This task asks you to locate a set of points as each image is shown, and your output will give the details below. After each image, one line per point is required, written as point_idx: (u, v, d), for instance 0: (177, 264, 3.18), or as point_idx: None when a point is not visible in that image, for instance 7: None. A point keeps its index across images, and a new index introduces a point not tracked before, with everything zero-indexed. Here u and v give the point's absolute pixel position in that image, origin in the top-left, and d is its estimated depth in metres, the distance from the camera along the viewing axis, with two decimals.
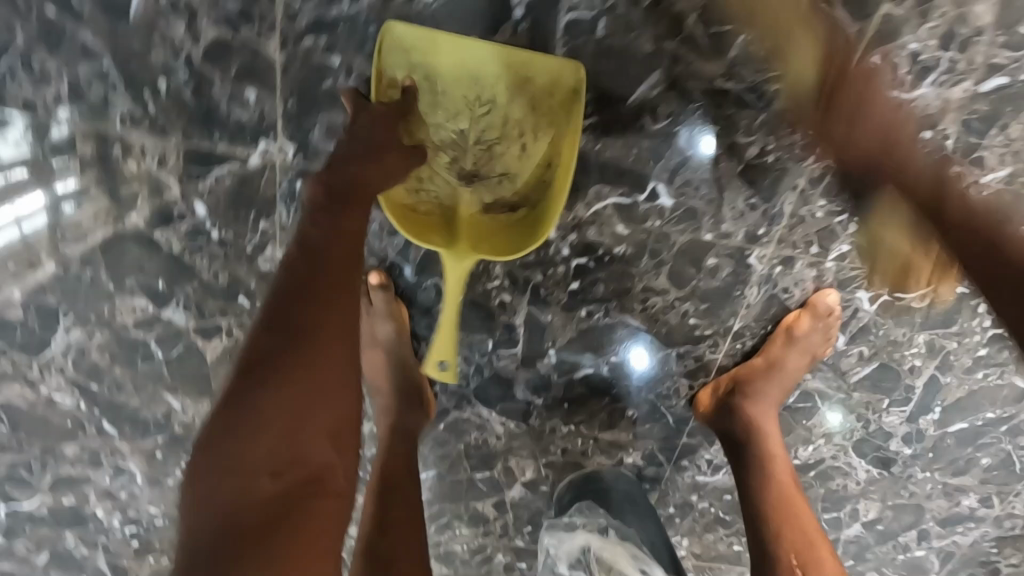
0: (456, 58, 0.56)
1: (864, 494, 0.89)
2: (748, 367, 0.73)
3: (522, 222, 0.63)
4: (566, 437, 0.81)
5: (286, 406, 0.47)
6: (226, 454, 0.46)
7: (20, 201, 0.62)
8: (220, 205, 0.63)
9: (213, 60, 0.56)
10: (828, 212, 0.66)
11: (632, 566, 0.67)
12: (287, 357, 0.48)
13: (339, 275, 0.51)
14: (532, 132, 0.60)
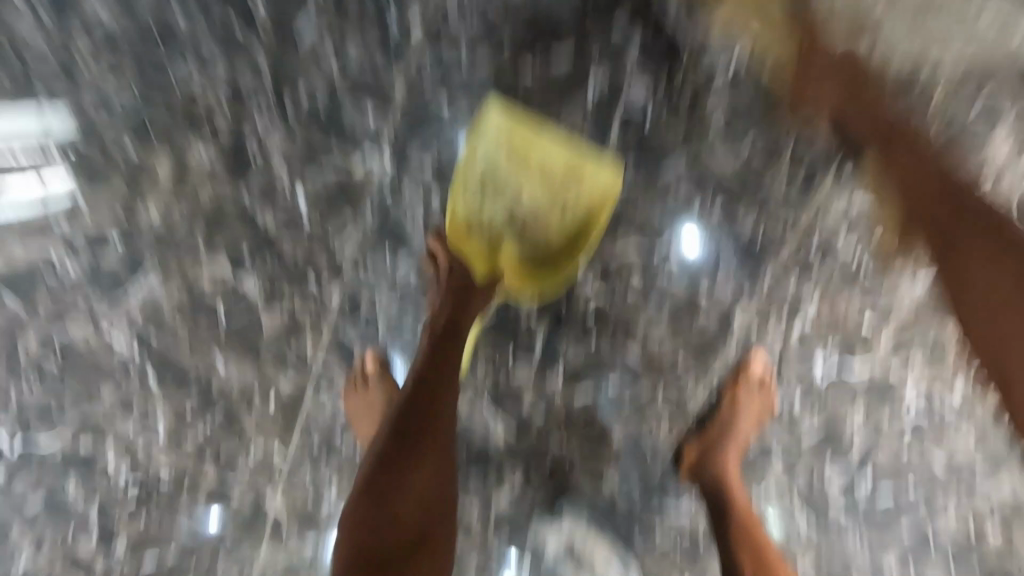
0: (533, 142, 0.76)
1: (812, 563, 0.93)
2: (708, 434, 0.87)
3: (548, 266, 0.81)
4: (556, 455, 0.91)
5: (407, 481, 0.68)
6: (360, 512, 0.67)
7: (46, 175, 0.74)
8: (322, 200, 0.77)
9: (355, 91, 0.75)
10: (796, 291, 0.82)
11: (601, 552, 0.93)
12: (402, 442, 0.69)
13: (440, 383, 0.72)
14: (572, 206, 0.78)
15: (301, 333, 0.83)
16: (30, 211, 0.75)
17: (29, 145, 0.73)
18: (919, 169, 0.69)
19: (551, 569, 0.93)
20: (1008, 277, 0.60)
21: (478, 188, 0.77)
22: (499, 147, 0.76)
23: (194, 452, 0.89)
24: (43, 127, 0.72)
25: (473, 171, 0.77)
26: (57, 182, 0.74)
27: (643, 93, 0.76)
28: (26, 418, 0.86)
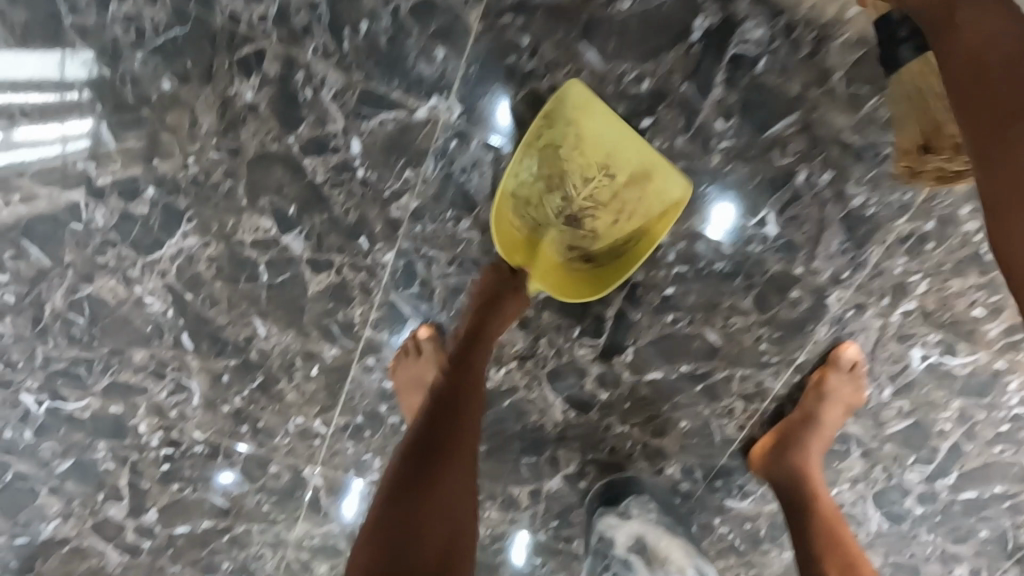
0: (606, 130, 0.67)
1: (869, 545, 0.94)
2: (790, 423, 0.80)
3: (588, 272, 0.75)
4: (616, 436, 0.85)
5: (437, 487, 0.63)
6: (384, 519, 0.60)
7: (70, 121, 0.66)
8: (375, 147, 0.67)
9: (416, 16, 0.62)
10: (906, 270, 0.73)
11: (689, 563, 0.68)
12: (432, 447, 0.65)
13: (467, 391, 0.69)
14: (629, 213, 0.71)
15: (349, 297, 0.75)
16: (45, 154, 0.67)
17: (42, 88, 0.65)
18: (989, 28, 0.50)
19: (623, 562, 0.70)
20: None
21: (540, 168, 0.70)
22: (570, 131, 0.67)
23: (231, 418, 0.83)
24: (58, 66, 0.64)
25: (532, 150, 0.68)
26: (78, 129, 0.66)
27: (761, 27, 0.61)
28: (52, 376, 0.80)
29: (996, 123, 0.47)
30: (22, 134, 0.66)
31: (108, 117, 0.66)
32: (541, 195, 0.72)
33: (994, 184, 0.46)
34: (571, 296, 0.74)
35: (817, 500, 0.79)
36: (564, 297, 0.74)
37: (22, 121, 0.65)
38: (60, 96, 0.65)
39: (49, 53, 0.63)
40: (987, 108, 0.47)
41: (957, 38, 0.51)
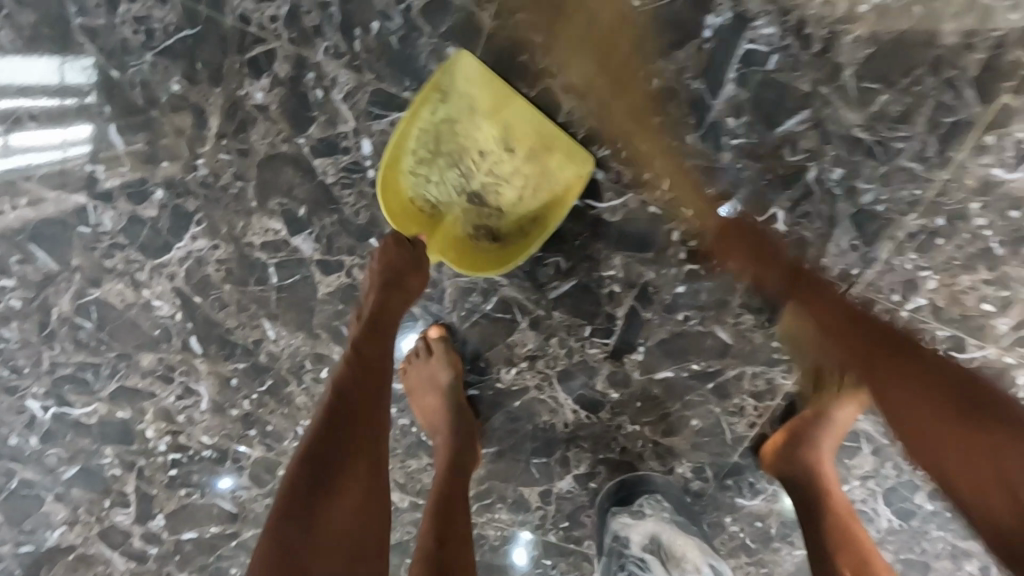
0: (497, 104, 0.64)
1: (881, 543, 0.94)
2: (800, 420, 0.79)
3: (491, 248, 0.71)
4: (626, 436, 0.85)
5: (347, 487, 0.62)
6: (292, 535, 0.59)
7: (72, 127, 0.66)
8: (387, 147, 0.67)
9: (429, 16, 0.62)
10: (916, 266, 0.73)
11: (702, 558, 0.68)
12: (335, 445, 0.63)
13: (370, 377, 0.66)
14: (532, 188, 0.68)
15: (359, 299, 0.75)
16: (45, 159, 0.67)
17: (46, 93, 0.65)
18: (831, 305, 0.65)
19: (639, 562, 0.68)
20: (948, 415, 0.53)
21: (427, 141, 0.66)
22: (462, 103, 0.64)
23: (239, 422, 0.83)
24: (59, 72, 0.64)
25: (426, 124, 0.65)
26: (79, 135, 0.67)
27: (771, 24, 0.62)
28: (59, 382, 0.79)
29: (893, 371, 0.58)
30: (26, 138, 0.67)
31: (117, 119, 0.66)
32: (438, 171, 0.68)
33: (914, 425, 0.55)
34: (470, 270, 0.71)
35: (830, 497, 0.78)
36: (461, 270, 0.71)
37: (28, 124, 0.66)
38: (62, 101, 0.65)
39: (51, 60, 0.64)
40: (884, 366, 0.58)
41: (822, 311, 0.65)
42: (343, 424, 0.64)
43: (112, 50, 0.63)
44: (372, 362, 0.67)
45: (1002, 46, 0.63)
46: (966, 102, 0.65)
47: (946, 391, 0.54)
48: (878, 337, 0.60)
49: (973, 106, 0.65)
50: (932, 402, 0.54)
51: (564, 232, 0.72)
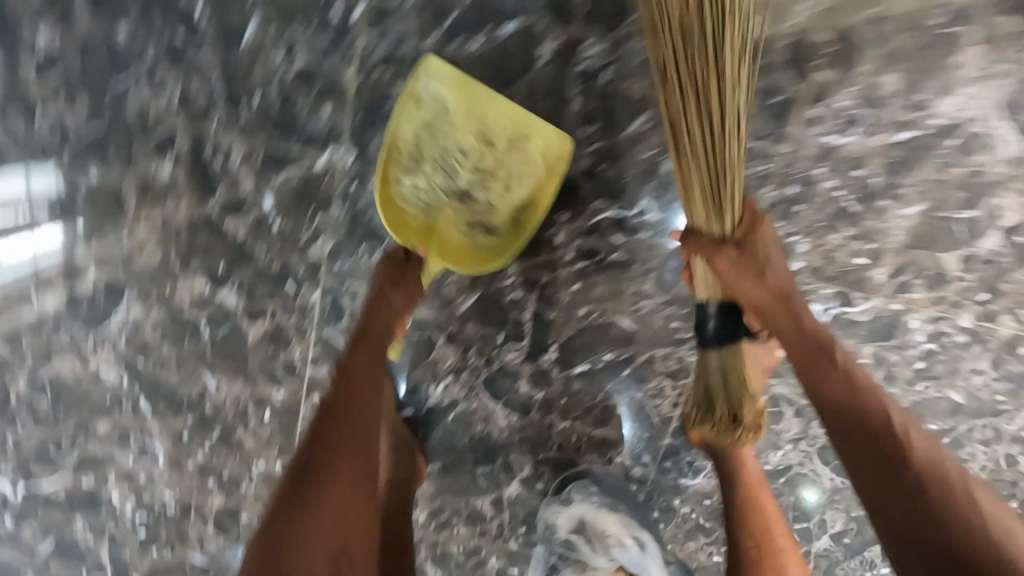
0: (474, 102, 0.70)
1: (831, 503, 0.97)
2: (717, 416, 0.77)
3: (489, 244, 0.77)
4: (561, 434, 0.89)
5: (330, 479, 0.62)
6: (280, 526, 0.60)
7: (41, 229, 0.75)
8: (286, 199, 0.75)
9: (301, 81, 0.70)
10: (785, 233, 0.80)
11: (620, 527, 0.85)
12: (321, 440, 0.64)
13: (363, 379, 0.67)
14: (517, 179, 0.74)
15: (287, 339, 0.81)
16: (22, 262, 0.76)
17: (12, 203, 0.74)
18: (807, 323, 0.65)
19: (566, 542, 0.86)
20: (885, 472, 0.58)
21: (415, 145, 0.72)
22: (436, 105, 0.70)
23: (197, 474, 0.88)
24: (24, 184, 0.73)
25: (407, 135, 0.72)
26: (48, 249, 0.76)
27: (599, 43, 0.70)
28: (25, 461, 0.85)
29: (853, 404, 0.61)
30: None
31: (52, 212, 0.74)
32: (423, 178, 0.74)
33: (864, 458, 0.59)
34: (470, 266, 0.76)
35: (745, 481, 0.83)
36: (462, 269, 0.76)
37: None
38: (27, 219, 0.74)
39: (19, 186, 0.73)
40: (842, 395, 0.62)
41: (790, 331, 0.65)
42: (334, 422, 0.65)
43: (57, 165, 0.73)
44: (358, 377, 0.67)
45: (802, 34, 0.72)
46: (784, 84, 0.74)
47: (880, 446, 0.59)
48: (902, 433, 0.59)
49: (792, 86, 0.74)
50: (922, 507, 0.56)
51: None
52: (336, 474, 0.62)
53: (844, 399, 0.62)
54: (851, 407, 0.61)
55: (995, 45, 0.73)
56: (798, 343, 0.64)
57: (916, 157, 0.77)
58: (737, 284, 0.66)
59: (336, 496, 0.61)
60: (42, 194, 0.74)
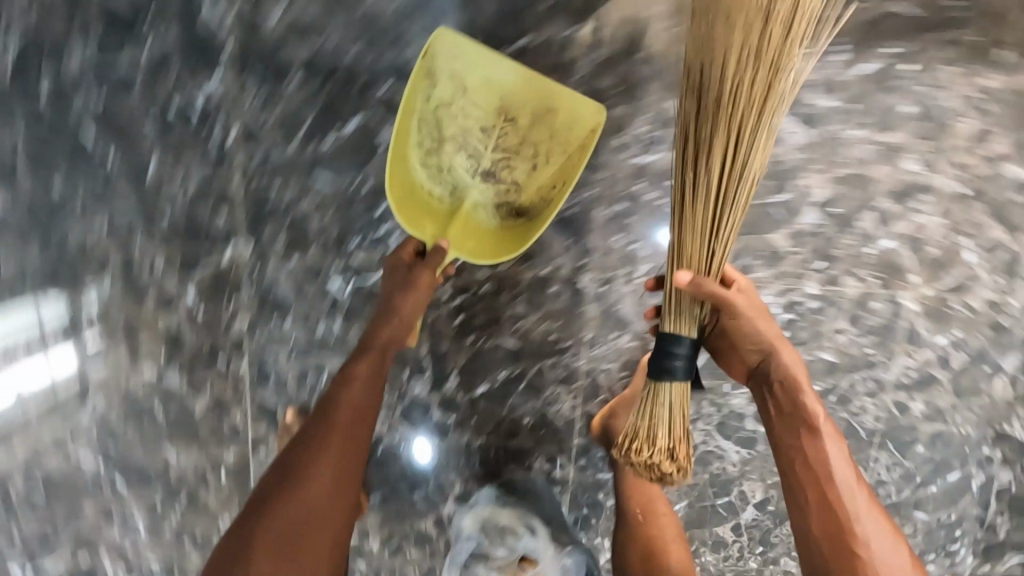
0: (490, 85, 0.83)
1: (745, 475, 1.06)
2: (654, 445, 0.77)
3: (517, 220, 0.87)
4: (480, 451, 1.01)
5: (315, 457, 0.77)
6: (271, 483, 0.78)
7: (53, 348, 0.92)
8: (205, 291, 0.91)
9: (198, 197, 0.88)
10: (626, 242, 0.93)
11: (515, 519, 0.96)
12: (315, 427, 0.79)
13: (359, 385, 0.81)
14: (543, 155, 0.85)
15: (227, 406, 0.96)
16: (40, 380, 0.92)
17: (24, 331, 0.90)
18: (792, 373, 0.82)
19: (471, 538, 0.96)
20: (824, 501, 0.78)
21: (439, 127, 0.84)
22: (451, 86, 0.83)
23: (174, 539, 0.98)
24: (34, 314, 0.90)
25: (428, 118, 0.83)
26: (65, 370, 0.93)
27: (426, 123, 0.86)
28: (31, 548, 0.95)
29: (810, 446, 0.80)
30: (20, 384, 0.91)
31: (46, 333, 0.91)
32: (447, 157, 0.85)
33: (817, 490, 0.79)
34: (500, 248, 0.85)
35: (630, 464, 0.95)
36: (485, 258, 0.84)
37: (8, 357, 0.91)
38: (44, 349, 0.91)
39: (36, 324, 0.90)
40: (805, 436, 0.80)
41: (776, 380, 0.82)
42: (325, 417, 0.80)
43: (61, 300, 0.90)
44: (355, 381, 0.81)
45: (592, 82, 0.87)
46: None
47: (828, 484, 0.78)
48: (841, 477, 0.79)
49: None
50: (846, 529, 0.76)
51: (354, 307, 0.93)
52: (320, 455, 0.77)
53: (826, 490, 0.78)
54: (833, 499, 0.78)
55: None
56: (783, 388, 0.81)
57: None
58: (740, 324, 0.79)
59: (318, 470, 0.77)
60: (40, 320, 0.90)
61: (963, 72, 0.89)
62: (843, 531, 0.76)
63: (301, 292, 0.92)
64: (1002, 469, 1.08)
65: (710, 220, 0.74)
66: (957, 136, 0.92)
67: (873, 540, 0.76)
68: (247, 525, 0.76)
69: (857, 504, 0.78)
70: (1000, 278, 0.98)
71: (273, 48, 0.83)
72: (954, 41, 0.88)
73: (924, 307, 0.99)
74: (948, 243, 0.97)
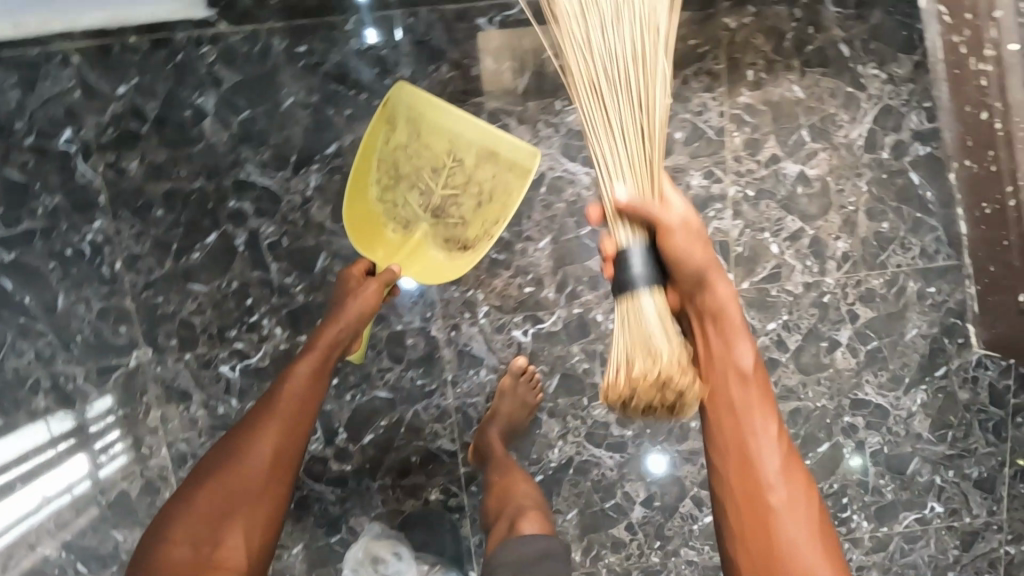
0: (436, 129, 0.92)
1: (625, 477, 1.15)
2: (642, 373, 0.68)
3: (461, 249, 1.00)
4: (380, 491, 1.14)
5: (254, 436, 0.88)
6: (212, 456, 0.89)
7: (65, 464, 1.10)
8: (120, 393, 1.09)
9: (101, 317, 1.06)
10: (462, 291, 1.08)
11: (388, 549, 1.12)
12: (260, 408, 0.91)
13: (305, 376, 0.91)
14: (485, 195, 0.95)
15: (156, 487, 1.12)
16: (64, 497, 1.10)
17: (39, 448, 1.09)
18: (729, 313, 0.74)
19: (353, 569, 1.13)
20: (734, 460, 0.73)
21: (394, 160, 0.96)
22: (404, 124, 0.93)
23: None
24: (46, 432, 1.09)
25: (386, 154, 0.96)
26: (78, 475, 1.11)
27: (272, 224, 1.04)
28: None
29: (731, 401, 0.74)
30: (44, 490, 1.09)
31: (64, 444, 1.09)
32: (399, 193, 0.97)
33: (735, 451, 0.73)
34: (444, 274, 1.02)
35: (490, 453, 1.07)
36: (430, 281, 1.02)
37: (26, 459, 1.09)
38: (60, 459, 1.10)
39: (47, 439, 1.09)
40: (725, 389, 0.74)
41: (710, 321, 0.74)
42: (269, 401, 0.91)
43: (64, 416, 1.09)
44: (300, 372, 0.91)
45: None
46: None
47: (742, 452, 0.73)
48: (758, 436, 0.73)
49: None
50: (751, 494, 0.72)
51: (246, 385, 1.09)
52: (259, 433, 0.88)
53: (745, 469, 0.73)
54: (752, 477, 0.72)
55: (534, 121, 1.02)
56: (715, 330, 0.74)
57: (522, 209, 1.05)
58: (683, 251, 0.70)
59: (255, 445, 0.87)
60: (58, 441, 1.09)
61: (721, 94, 1.02)
62: (761, 517, 0.71)
63: (199, 380, 1.09)
64: (866, 433, 1.15)
65: (639, 99, 0.67)
66: (732, 148, 1.04)
67: (787, 517, 0.70)
68: (191, 487, 0.88)
69: (777, 473, 0.72)
70: (810, 262, 1.08)
71: (136, 190, 1.02)
72: (703, 72, 1.02)
73: (746, 299, 1.09)
74: (752, 240, 1.07)
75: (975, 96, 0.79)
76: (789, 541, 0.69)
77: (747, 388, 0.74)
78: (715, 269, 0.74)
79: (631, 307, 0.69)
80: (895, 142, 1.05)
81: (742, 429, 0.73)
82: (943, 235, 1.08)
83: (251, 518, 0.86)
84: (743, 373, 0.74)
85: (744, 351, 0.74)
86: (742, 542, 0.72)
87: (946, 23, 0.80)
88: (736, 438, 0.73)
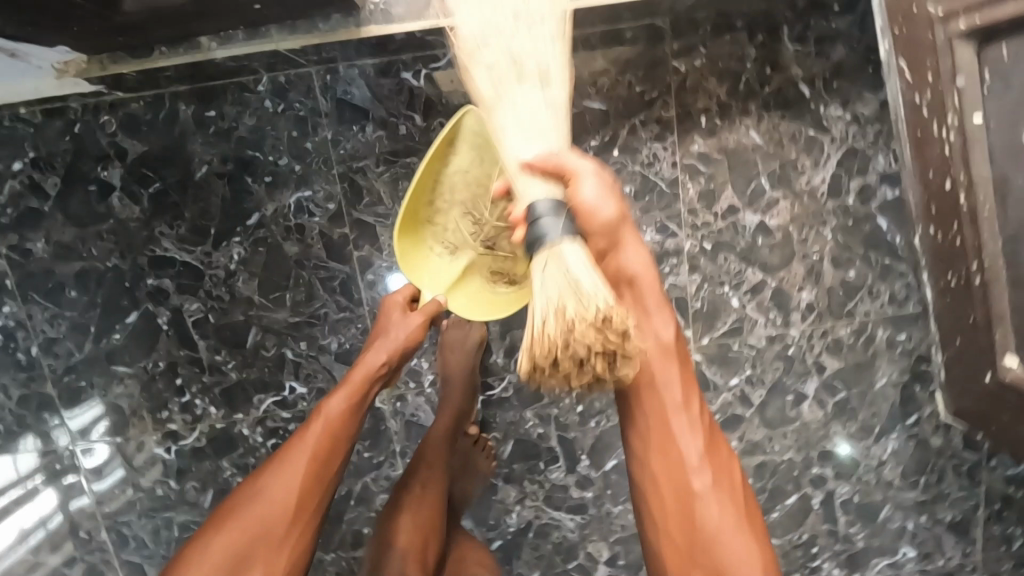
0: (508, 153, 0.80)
1: (586, 537, 1.10)
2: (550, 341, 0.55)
3: (509, 285, 0.87)
4: (333, 564, 1.08)
5: (279, 479, 0.77)
6: (232, 496, 0.78)
7: (38, 496, 1.03)
8: (46, 473, 1.02)
9: (22, 405, 1.00)
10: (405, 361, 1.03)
11: None
12: (284, 448, 0.79)
13: (339, 414, 0.79)
14: None
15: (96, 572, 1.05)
16: (36, 532, 1.04)
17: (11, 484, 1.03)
18: (642, 281, 0.67)
19: None
20: (651, 451, 0.67)
21: (452, 176, 0.83)
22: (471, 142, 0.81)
23: None
24: (12, 465, 1.02)
25: (446, 169, 0.83)
26: (50, 508, 1.04)
27: (197, 301, 0.97)
28: None
29: (651, 390, 0.66)
30: (18, 521, 1.04)
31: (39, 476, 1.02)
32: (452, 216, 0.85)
33: (652, 439, 0.67)
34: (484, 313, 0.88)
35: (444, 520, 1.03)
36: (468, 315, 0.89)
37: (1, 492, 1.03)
38: (35, 492, 1.03)
39: (15, 475, 1.02)
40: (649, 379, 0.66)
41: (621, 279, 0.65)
42: (297, 441, 0.79)
43: (34, 443, 1.01)
44: (333, 413, 0.79)
45: (327, 233, 0.95)
46: (336, 270, 0.96)
47: (660, 442, 0.67)
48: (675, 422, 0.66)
49: (343, 269, 0.96)
50: (672, 482, 0.66)
51: (182, 464, 1.02)
52: (282, 473, 0.77)
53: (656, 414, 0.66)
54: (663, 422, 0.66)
55: None
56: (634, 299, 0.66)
57: None
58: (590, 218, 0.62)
59: (279, 488, 0.76)
60: (36, 475, 1.03)
61: (672, 143, 0.95)
62: (676, 488, 0.66)
63: (131, 462, 1.02)
64: (836, 484, 1.10)
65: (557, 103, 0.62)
66: (687, 200, 0.97)
67: (710, 508, 0.66)
68: (205, 527, 0.77)
69: (699, 462, 0.66)
70: (773, 314, 1.02)
71: (45, 271, 0.95)
72: (652, 120, 0.95)
73: (706, 355, 1.03)
74: (711, 295, 1.01)
75: (939, 161, 0.72)
76: (713, 531, 0.65)
77: (666, 376, 0.66)
78: (622, 222, 0.65)
79: (551, 254, 0.57)
80: (862, 185, 0.97)
81: (661, 418, 0.66)
82: (913, 281, 1.01)
83: (273, 565, 0.75)
84: (668, 362, 0.66)
85: (664, 332, 0.67)
86: (656, 520, 0.68)
87: (907, 80, 0.73)
88: (656, 431, 0.67)
